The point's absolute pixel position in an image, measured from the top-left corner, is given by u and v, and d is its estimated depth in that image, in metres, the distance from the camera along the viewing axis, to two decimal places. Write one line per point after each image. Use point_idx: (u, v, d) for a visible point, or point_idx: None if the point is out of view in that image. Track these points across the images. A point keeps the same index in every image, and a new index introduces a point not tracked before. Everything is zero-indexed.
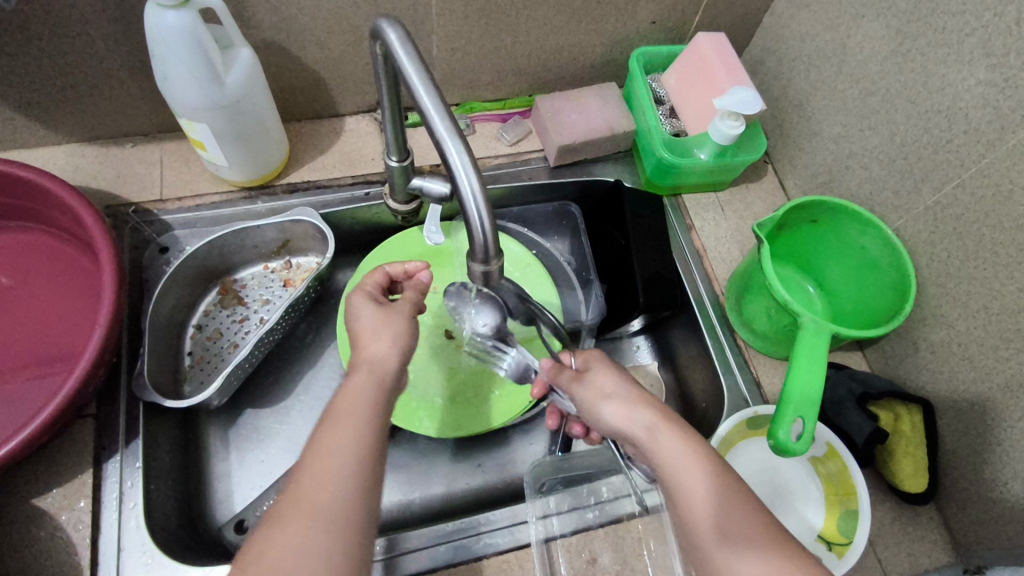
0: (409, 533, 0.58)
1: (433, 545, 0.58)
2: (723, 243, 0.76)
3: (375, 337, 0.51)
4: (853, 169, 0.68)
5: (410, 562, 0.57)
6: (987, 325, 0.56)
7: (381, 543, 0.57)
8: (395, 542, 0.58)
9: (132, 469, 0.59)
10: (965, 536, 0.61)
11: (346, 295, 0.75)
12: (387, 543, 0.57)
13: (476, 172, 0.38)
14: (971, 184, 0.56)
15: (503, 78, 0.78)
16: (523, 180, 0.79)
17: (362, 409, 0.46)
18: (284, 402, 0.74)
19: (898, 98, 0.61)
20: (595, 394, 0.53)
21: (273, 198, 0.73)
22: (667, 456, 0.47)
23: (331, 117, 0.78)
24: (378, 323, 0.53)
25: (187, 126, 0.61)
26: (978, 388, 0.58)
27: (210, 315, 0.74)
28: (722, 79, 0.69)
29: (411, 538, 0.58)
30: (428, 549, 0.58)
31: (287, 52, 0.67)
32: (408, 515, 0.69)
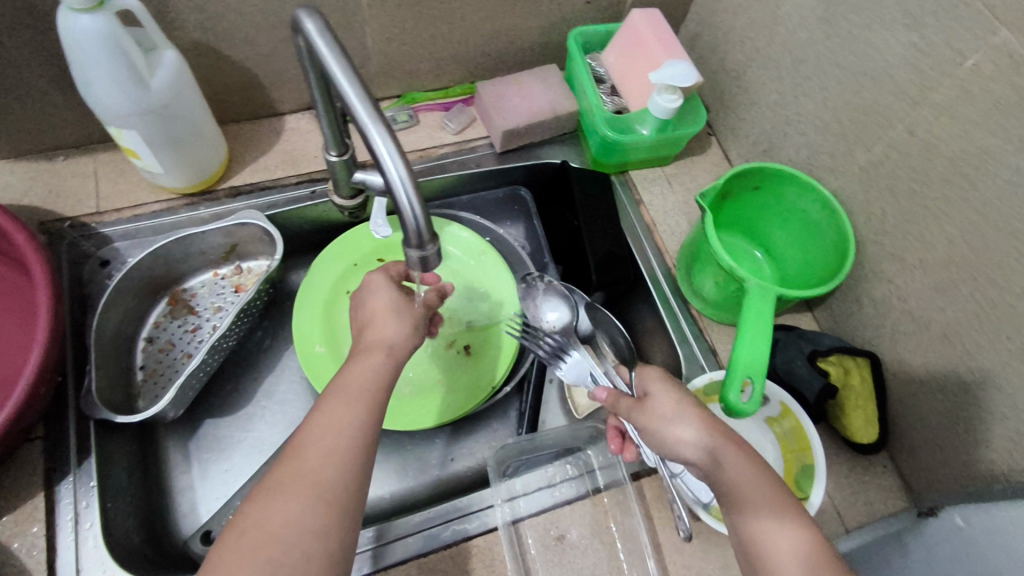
0: (396, 520, 0.59)
1: (406, 536, 0.58)
2: (672, 215, 0.77)
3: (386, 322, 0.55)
4: (791, 135, 0.70)
5: (390, 551, 0.57)
6: (923, 277, 0.58)
7: (373, 530, 0.58)
8: (376, 532, 0.58)
9: (87, 489, 0.57)
10: (917, 480, 0.63)
11: (301, 296, 0.74)
12: (373, 532, 0.58)
13: (402, 159, 0.38)
14: (899, 141, 0.57)
15: (444, 66, 0.78)
16: (471, 167, 0.78)
17: (367, 391, 0.50)
18: (245, 409, 0.73)
19: (827, 63, 0.63)
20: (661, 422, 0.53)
21: (216, 202, 0.71)
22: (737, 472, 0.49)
23: (270, 117, 0.77)
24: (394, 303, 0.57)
25: (116, 134, 0.60)
26: (919, 337, 0.60)
27: (160, 327, 0.72)
28: (658, 54, 0.70)
29: (393, 526, 0.58)
30: (405, 539, 0.58)
31: (217, 52, 0.65)
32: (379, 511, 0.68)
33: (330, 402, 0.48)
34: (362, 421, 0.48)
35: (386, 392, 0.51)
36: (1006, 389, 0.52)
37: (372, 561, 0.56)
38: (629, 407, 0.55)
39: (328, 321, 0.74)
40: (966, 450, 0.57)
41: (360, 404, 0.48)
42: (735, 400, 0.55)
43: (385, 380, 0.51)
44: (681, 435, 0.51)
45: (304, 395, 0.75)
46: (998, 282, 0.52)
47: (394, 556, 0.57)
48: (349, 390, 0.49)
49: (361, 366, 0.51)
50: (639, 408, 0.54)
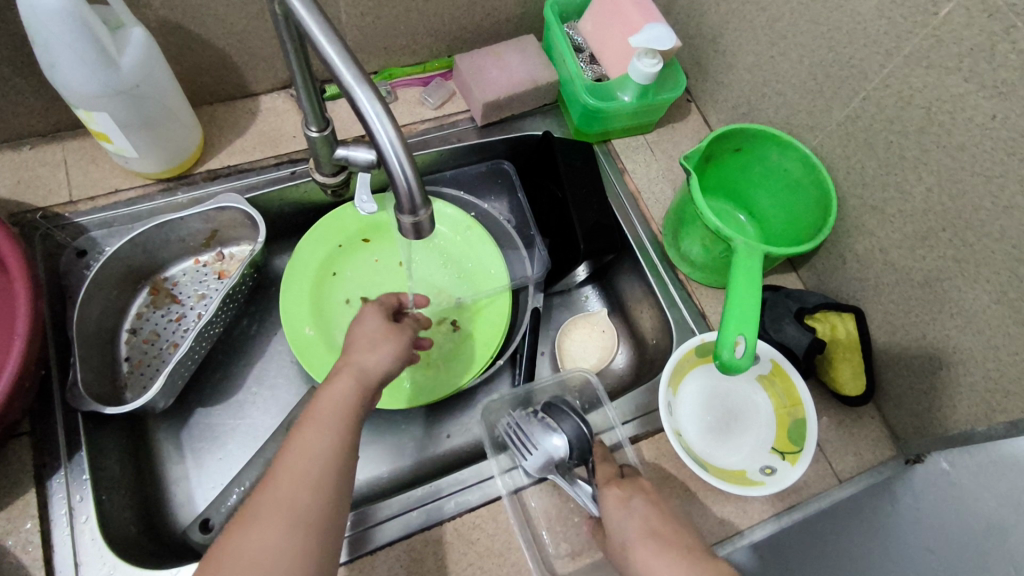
0: (377, 504, 0.58)
1: (388, 519, 0.57)
2: (655, 182, 0.78)
3: (370, 347, 0.56)
4: (770, 96, 0.70)
5: (372, 536, 0.56)
6: (903, 229, 0.59)
7: (353, 516, 0.57)
8: (359, 517, 0.57)
9: (80, 483, 0.56)
10: (903, 428, 0.65)
11: (286, 279, 0.73)
12: (355, 518, 0.57)
13: (390, 121, 0.37)
14: (876, 95, 0.58)
15: (419, 39, 0.77)
16: (452, 143, 0.78)
17: (338, 414, 0.50)
18: (236, 397, 0.72)
19: (802, 20, 0.63)
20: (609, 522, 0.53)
21: (194, 186, 0.70)
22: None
23: (244, 98, 0.75)
24: (378, 333, 0.57)
25: (86, 117, 0.58)
26: (901, 288, 0.61)
27: (143, 317, 0.71)
28: (635, 19, 0.70)
29: (376, 511, 0.58)
30: (388, 523, 0.57)
31: (185, 30, 0.63)
32: (379, 488, 0.68)
33: (298, 432, 0.49)
34: (333, 445, 0.48)
35: (355, 416, 0.51)
36: (987, 332, 0.54)
37: (356, 545, 0.56)
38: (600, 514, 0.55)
39: (317, 303, 0.74)
40: (951, 396, 0.59)
41: (328, 432, 0.49)
42: (730, 357, 0.54)
43: (356, 402, 0.52)
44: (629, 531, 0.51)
45: (295, 379, 0.74)
46: (977, 229, 0.53)
47: (377, 541, 0.56)
48: (319, 416, 0.49)
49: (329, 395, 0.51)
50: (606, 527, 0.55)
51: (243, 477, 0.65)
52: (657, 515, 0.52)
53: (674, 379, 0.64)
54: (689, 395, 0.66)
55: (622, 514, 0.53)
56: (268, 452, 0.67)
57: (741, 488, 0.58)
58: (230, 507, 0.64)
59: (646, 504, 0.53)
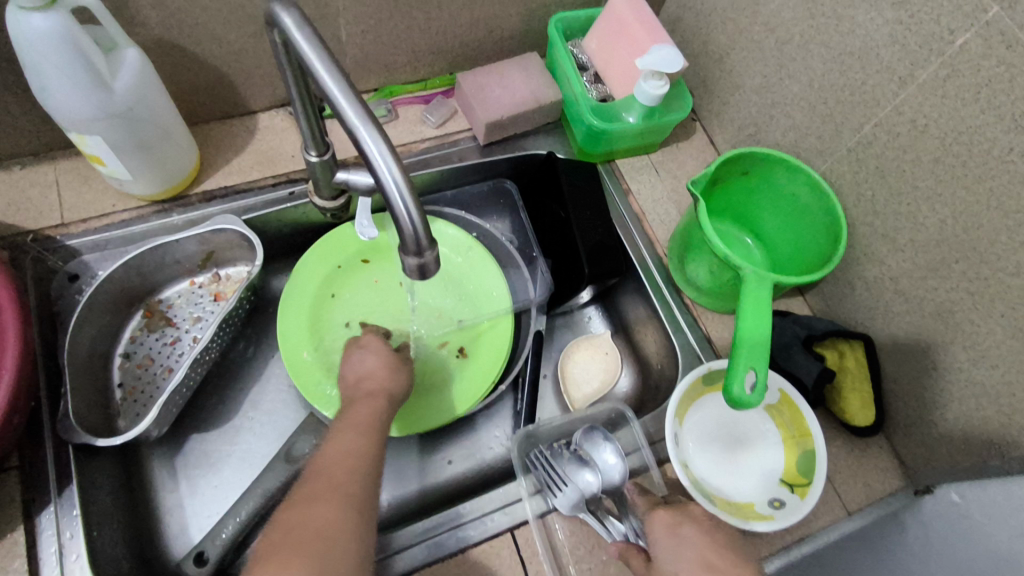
0: (393, 534, 0.57)
1: (405, 548, 0.56)
2: (660, 204, 0.76)
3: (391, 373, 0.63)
4: (777, 118, 0.69)
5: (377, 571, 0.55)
6: (915, 258, 0.58)
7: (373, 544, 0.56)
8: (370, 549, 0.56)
9: (70, 519, 0.55)
10: (912, 457, 0.64)
11: (284, 302, 0.71)
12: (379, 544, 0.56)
13: (394, 160, 0.35)
14: (888, 122, 0.57)
15: (421, 57, 0.75)
16: (454, 162, 0.76)
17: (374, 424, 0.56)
18: (232, 422, 0.71)
19: (812, 43, 0.62)
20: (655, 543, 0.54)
21: (189, 208, 0.68)
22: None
23: (242, 116, 0.73)
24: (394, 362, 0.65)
25: (78, 140, 0.56)
26: (912, 317, 0.60)
27: (136, 341, 0.69)
28: (641, 39, 0.69)
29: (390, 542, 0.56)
30: (405, 554, 0.56)
31: (182, 50, 0.62)
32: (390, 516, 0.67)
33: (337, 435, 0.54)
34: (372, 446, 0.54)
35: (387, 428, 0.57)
36: (1001, 366, 0.53)
37: None
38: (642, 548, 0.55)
39: (315, 326, 0.72)
40: (964, 429, 0.58)
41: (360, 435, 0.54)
42: (740, 393, 0.53)
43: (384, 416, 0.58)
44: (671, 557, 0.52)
45: (292, 404, 0.73)
46: (992, 262, 0.52)
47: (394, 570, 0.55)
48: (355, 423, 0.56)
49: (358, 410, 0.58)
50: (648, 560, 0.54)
51: (240, 508, 0.64)
52: (704, 540, 0.52)
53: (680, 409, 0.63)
54: (695, 425, 0.64)
55: (670, 544, 0.53)
56: (266, 482, 0.66)
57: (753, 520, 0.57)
58: (226, 539, 0.62)
59: (694, 531, 0.53)
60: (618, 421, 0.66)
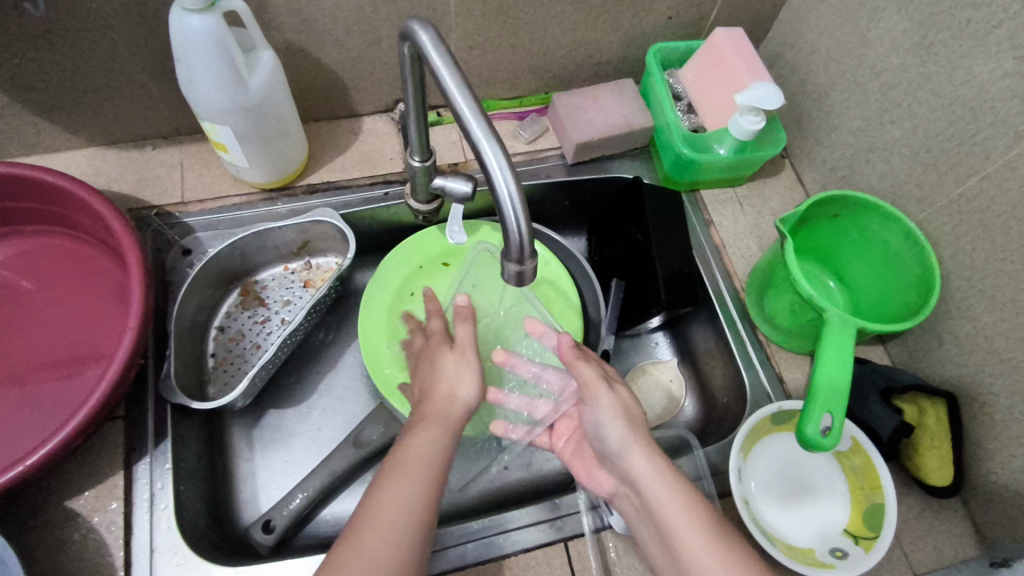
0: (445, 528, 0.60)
1: (446, 547, 0.59)
2: (742, 237, 0.76)
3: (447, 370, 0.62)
4: (874, 163, 0.68)
5: None
6: (1015, 318, 0.56)
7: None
8: None
9: (162, 471, 0.60)
10: (992, 527, 0.60)
11: (367, 295, 0.75)
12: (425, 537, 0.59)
13: (511, 173, 0.37)
14: (999, 176, 0.55)
15: (520, 75, 0.78)
16: (541, 177, 0.79)
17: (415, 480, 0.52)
18: (306, 403, 0.75)
19: (921, 91, 0.61)
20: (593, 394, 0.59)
21: (293, 199, 0.73)
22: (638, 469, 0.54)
23: (348, 118, 0.78)
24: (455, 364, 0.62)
25: (209, 129, 0.62)
26: (1005, 380, 0.57)
27: (231, 316, 0.74)
28: (740, 74, 0.69)
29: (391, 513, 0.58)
30: (446, 550, 0.59)
31: (308, 54, 0.67)
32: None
33: (422, 426, 0.57)
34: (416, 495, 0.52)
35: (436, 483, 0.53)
36: None
37: None
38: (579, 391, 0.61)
39: (393, 321, 0.76)
40: None
41: (445, 428, 0.57)
42: (813, 434, 0.53)
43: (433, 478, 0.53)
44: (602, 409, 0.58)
45: (363, 392, 0.76)
46: None
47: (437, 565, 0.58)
48: (445, 401, 0.60)
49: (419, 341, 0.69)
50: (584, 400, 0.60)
51: (308, 484, 0.67)
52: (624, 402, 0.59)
53: (748, 445, 0.63)
54: (762, 462, 0.63)
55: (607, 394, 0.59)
56: (333, 463, 0.68)
57: (810, 569, 0.55)
58: (292, 511, 0.66)
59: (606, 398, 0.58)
60: (682, 449, 0.66)
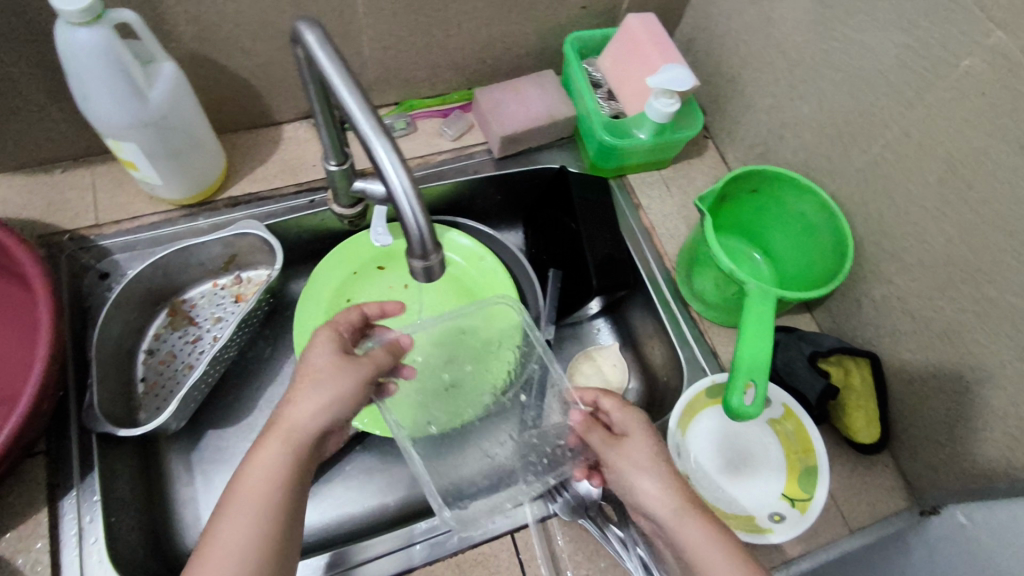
0: (355, 546, 0.61)
1: (365, 562, 0.60)
2: (670, 219, 0.78)
3: (314, 383, 0.52)
4: (787, 138, 0.70)
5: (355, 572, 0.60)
6: (921, 278, 0.58)
7: (329, 558, 0.60)
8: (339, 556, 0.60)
9: (90, 504, 0.57)
10: (918, 478, 0.63)
11: (302, 304, 0.74)
12: (337, 557, 0.61)
13: (403, 167, 0.37)
14: (896, 143, 0.58)
15: (440, 73, 0.78)
16: (469, 174, 0.79)
17: (269, 487, 0.47)
18: (247, 419, 0.73)
19: (822, 65, 0.63)
20: (631, 464, 0.56)
21: (215, 212, 0.71)
22: (688, 540, 0.51)
23: (268, 126, 0.76)
24: (320, 374, 0.53)
25: (114, 146, 0.60)
26: (918, 337, 0.60)
27: (160, 338, 0.72)
28: (653, 58, 0.71)
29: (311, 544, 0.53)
30: (365, 565, 0.60)
31: (215, 64, 0.65)
32: (323, 536, 0.68)
33: (265, 440, 0.50)
34: (265, 504, 0.47)
35: (290, 493, 0.48)
36: (1009, 389, 0.52)
37: None
38: (602, 440, 0.59)
39: None
40: (969, 449, 0.57)
41: (291, 446, 0.50)
42: (739, 405, 0.55)
43: (287, 475, 0.48)
44: (643, 483, 0.54)
45: None
46: (998, 282, 0.51)
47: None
48: (293, 427, 0.50)
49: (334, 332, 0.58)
50: (613, 446, 0.58)
51: None
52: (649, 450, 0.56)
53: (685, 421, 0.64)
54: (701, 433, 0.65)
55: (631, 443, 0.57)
56: None
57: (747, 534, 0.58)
58: None
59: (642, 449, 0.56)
60: None
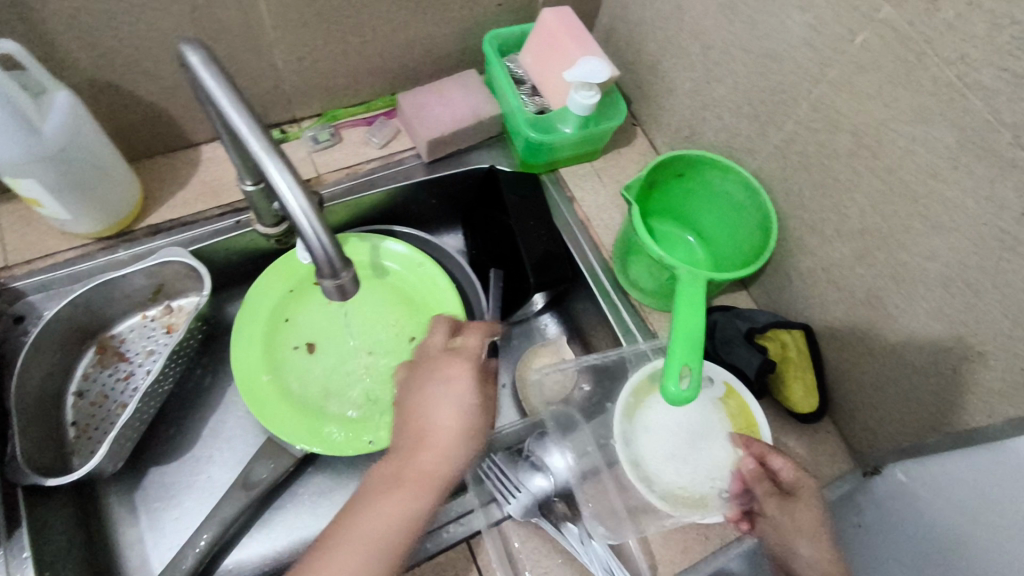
0: None
1: None
2: (605, 209, 0.78)
3: (439, 418, 0.52)
4: (709, 120, 0.71)
5: None
6: (842, 248, 0.60)
7: None
8: None
9: (21, 561, 0.55)
10: (858, 440, 0.65)
11: (237, 328, 0.71)
12: None
13: (299, 186, 0.37)
14: (806, 119, 0.59)
15: (361, 80, 0.77)
16: (400, 180, 0.77)
17: (386, 535, 0.48)
18: (191, 452, 0.71)
19: (733, 47, 0.64)
20: (792, 532, 0.57)
21: (135, 242, 0.69)
22: None
23: (185, 149, 0.74)
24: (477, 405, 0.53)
25: (12, 184, 0.57)
26: (846, 305, 0.62)
27: (89, 378, 0.69)
28: (570, 51, 0.71)
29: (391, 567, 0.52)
30: None
31: (117, 89, 0.63)
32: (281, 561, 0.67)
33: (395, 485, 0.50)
34: (381, 548, 0.48)
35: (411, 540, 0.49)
36: (930, 348, 0.54)
37: None
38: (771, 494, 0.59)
39: (270, 349, 0.73)
40: (901, 408, 0.59)
41: (427, 496, 0.50)
42: (673, 390, 0.55)
43: (407, 527, 0.49)
44: (807, 551, 0.56)
45: (252, 430, 0.73)
46: (909, 247, 0.53)
47: None
48: (432, 474, 0.50)
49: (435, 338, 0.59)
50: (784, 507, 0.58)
51: (199, 536, 0.64)
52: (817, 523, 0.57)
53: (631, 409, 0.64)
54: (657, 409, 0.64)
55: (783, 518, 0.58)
56: (225, 509, 0.66)
57: (686, 513, 0.59)
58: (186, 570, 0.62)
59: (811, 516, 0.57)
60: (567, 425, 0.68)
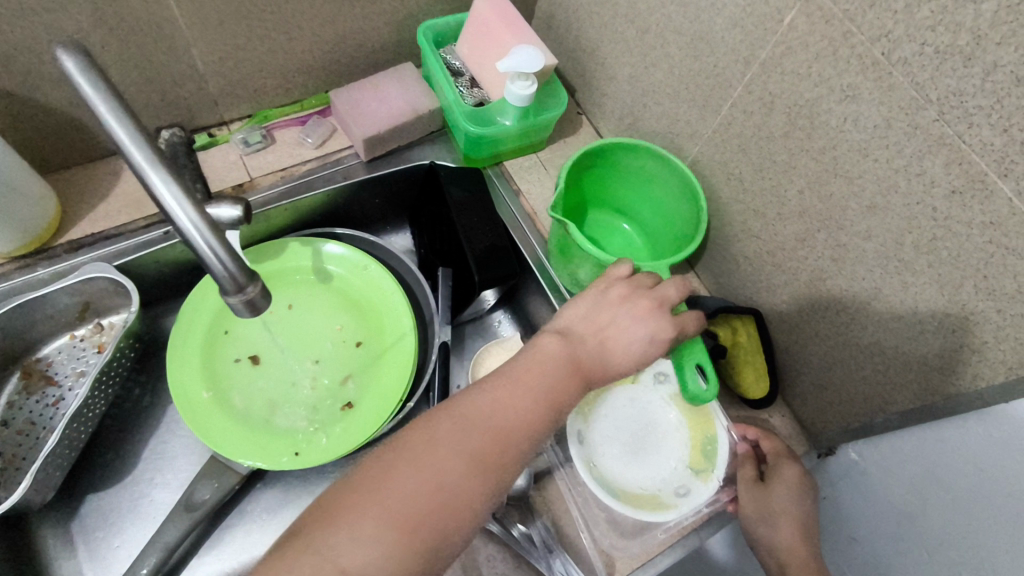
0: None
1: None
2: (551, 201, 0.76)
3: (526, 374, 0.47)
4: (650, 106, 0.70)
5: None
6: (784, 231, 0.59)
7: None
8: None
9: None
10: (810, 422, 0.65)
11: (172, 343, 0.68)
12: None
13: (189, 203, 0.37)
14: (742, 102, 0.58)
15: (291, 78, 0.74)
16: (338, 180, 0.75)
17: (455, 468, 0.42)
18: (130, 476, 0.68)
19: (667, 31, 0.63)
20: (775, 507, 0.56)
21: (55, 259, 0.64)
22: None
23: (106, 158, 0.70)
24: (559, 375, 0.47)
25: None
26: (791, 288, 0.61)
27: (15, 406, 0.65)
28: (505, 40, 0.68)
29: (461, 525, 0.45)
30: None
31: (21, 98, 0.58)
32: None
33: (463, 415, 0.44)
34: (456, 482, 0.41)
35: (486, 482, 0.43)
36: (872, 328, 0.54)
37: None
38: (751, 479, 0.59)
39: (210, 364, 0.69)
40: (849, 390, 0.59)
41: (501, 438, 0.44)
42: (695, 389, 0.54)
43: (485, 464, 0.43)
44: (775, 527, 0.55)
45: (195, 448, 0.71)
46: (848, 228, 0.52)
47: None
48: (509, 416, 0.45)
49: (622, 286, 0.53)
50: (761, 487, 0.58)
51: (139, 565, 0.61)
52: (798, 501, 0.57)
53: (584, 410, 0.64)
54: (605, 418, 0.64)
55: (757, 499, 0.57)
56: (166, 535, 0.63)
57: (651, 511, 0.58)
58: None
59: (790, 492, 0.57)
60: None
